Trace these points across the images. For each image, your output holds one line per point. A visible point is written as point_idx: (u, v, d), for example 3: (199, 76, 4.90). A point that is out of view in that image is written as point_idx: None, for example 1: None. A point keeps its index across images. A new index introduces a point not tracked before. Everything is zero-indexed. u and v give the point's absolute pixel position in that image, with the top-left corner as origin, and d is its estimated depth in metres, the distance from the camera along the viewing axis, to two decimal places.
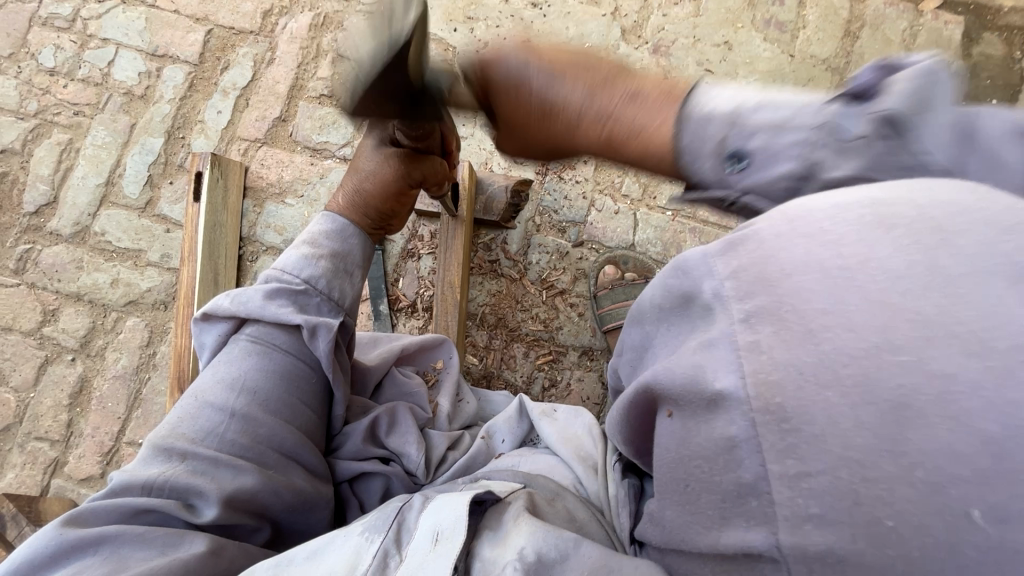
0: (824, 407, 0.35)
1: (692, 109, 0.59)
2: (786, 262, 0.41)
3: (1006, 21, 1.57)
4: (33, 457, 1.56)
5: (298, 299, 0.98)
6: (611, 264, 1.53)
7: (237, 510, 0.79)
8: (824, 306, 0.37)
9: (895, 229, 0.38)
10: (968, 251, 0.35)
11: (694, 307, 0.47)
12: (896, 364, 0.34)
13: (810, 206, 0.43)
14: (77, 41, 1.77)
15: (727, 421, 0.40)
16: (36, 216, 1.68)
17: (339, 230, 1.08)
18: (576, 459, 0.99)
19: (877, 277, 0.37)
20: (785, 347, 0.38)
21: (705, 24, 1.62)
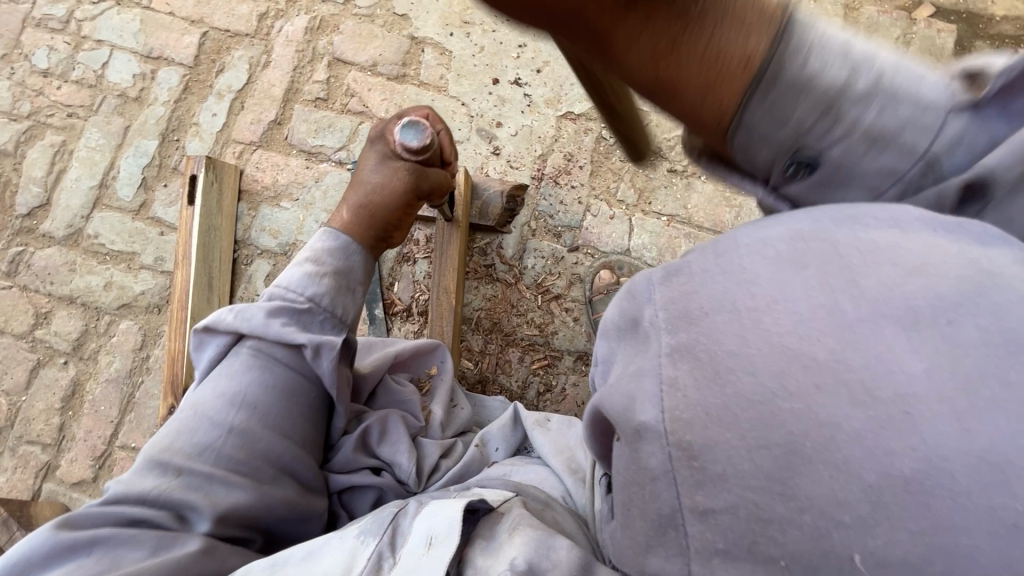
0: (727, 445, 0.39)
1: (792, 67, 0.52)
2: (706, 300, 0.44)
3: (998, 29, 1.58)
4: (24, 461, 1.55)
5: (301, 317, 0.97)
6: (606, 268, 1.53)
7: (230, 525, 0.80)
8: (734, 348, 0.41)
9: (805, 273, 0.43)
10: (869, 304, 0.39)
11: (639, 332, 0.50)
12: (787, 411, 0.38)
13: (734, 242, 0.48)
14: (71, 42, 1.76)
15: (650, 450, 0.43)
16: (29, 218, 1.68)
17: (344, 246, 1.06)
18: (566, 471, 1.01)
19: (783, 323, 0.41)
20: (697, 387, 0.41)
21: None
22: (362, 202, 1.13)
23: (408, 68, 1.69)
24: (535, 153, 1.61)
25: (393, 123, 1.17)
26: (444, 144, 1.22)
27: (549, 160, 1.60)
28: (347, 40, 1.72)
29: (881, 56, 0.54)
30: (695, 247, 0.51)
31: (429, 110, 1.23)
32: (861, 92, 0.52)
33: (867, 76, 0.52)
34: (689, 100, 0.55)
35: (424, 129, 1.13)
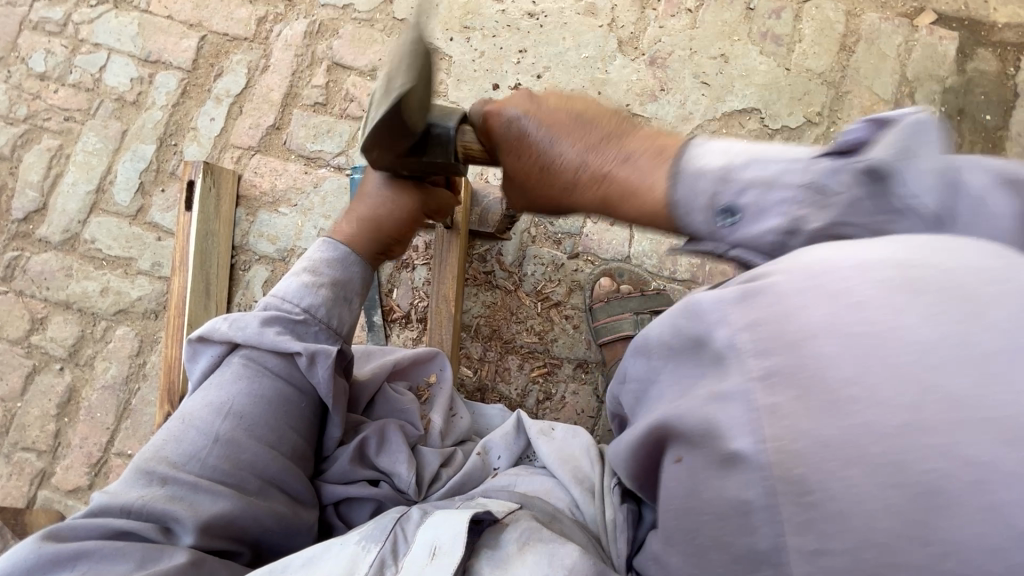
0: (849, 481, 0.38)
1: (682, 164, 0.71)
2: (810, 324, 0.42)
3: (1000, 37, 1.58)
4: (19, 468, 1.54)
5: (296, 327, 0.98)
6: (606, 275, 1.52)
7: (215, 537, 0.79)
8: (852, 376, 0.39)
9: (924, 297, 0.40)
10: (1005, 334, 0.37)
11: (705, 352, 0.49)
12: (928, 446, 0.36)
13: (833, 262, 0.45)
14: (68, 45, 1.75)
15: (745, 483, 0.43)
16: (25, 223, 1.66)
17: (343, 257, 1.06)
18: (573, 480, 0.99)
19: (903, 353, 0.38)
20: (809, 416, 0.40)
21: (702, 37, 1.62)
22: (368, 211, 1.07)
23: None
24: None
25: None
26: None
27: None
28: (346, 44, 1.71)
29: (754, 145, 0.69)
30: (784, 261, 0.48)
31: None
32: (742, 163, 0.66)
33: (741, 157, 0.67)
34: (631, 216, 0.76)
35: None
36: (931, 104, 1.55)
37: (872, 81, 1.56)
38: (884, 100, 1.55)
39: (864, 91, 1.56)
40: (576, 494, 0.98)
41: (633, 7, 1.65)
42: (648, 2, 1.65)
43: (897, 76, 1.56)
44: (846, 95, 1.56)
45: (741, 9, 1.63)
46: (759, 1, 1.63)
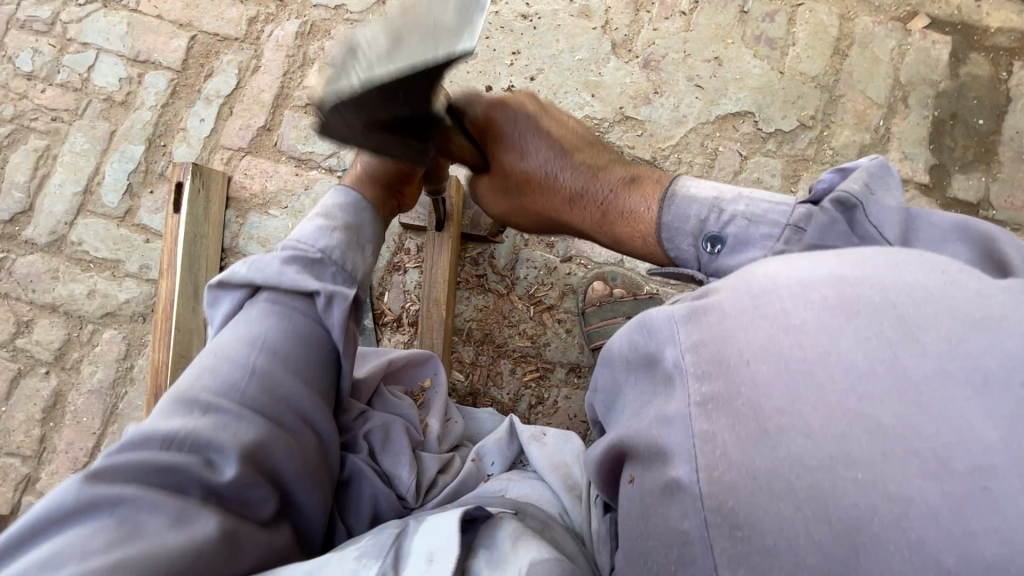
0: (778, 516, 0.42)
1: (678, 193, 0.93)
2: (747, 351, 0.50)
3: (993, 41, 1.58)
4: (3, 473, 1.51)
5: (314, 266, 0.97)
6: (599, 279, 1.51)
7: (257, 471, 0.75)
8: (781, 404, 0.46)
9: (855, 324, 0.48)
10: (929, 360, 0.44)
11: (658, 370, 0.59)
12: (850, 479, 0.40)
13: (774, 284, 0.55)
14: (56, 45, 1.73)
15: (683, 512, 0.47)
16: (11, 224, 1.64)
17: (354, 202, 1.08)
18: (563, 487, 1.00)
19: (837, 379, 0.45)
20: (740, 445, 0.46)
21: (695, 40, 1.61)
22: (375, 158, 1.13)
23: None
24: None
25: None
26: None
27: None
28: (338, 45, 1.69)
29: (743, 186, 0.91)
30: (728, 286, 0.59)
31: None
32: (732, 198, 0.89)
33: (730, 194, 0.89)
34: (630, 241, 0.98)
35: None
36: (924, 108, 1.54)
37: (865, 85, 1.56)
38: (877, 104, 1.55)
39: (858, 95, 1.56)
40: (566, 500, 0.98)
41: (627, 9, 1.65)
42: (641, 5, 1.65)
43: (890, 80, 1.56)
44: (840, 98, 1.56)
45: (735, 12, 1.62)
46: (753, 4, 1.63)
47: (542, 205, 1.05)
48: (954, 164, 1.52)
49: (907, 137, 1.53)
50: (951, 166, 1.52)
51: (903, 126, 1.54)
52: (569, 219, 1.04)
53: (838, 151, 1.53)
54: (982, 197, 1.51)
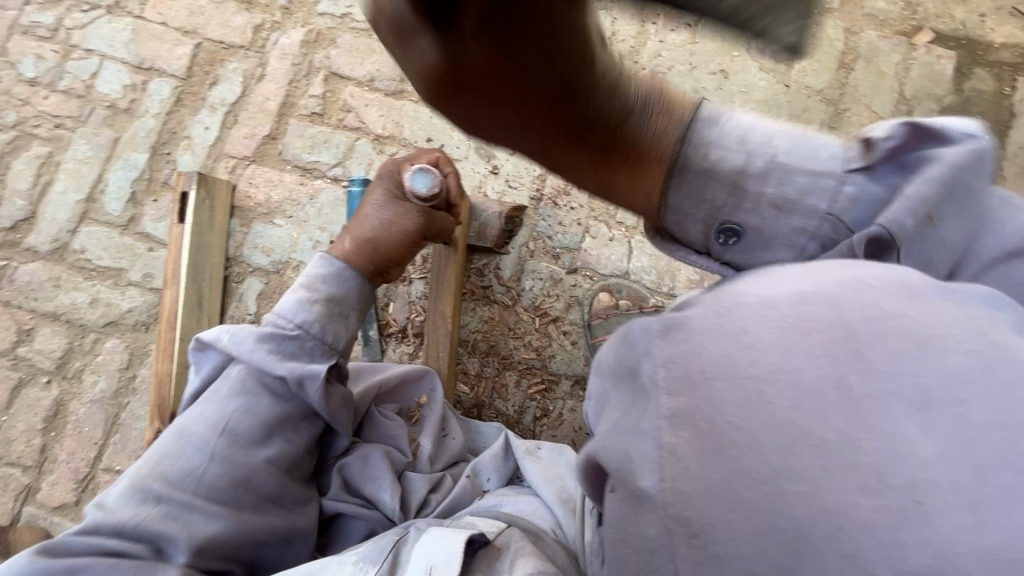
0: (730, 527, 0.39)
1: (698, 152, 0.66)
2: (707, 364, 0.44)
3: (996, 57, 1.58)
4: (4, 483, 1.50)
5: (288, 345, 0.92)
6: (605, 291, 1.51)
7: (209, 559, 0.79)
8: (735, 420, 0.41)
9: (807, 338, 0.42)
10: (876, 378, 0.39)
11: (635, 382, 0.51)
12: (792, 492, 0.38)
13: (737, 302, 0.48)
14: (59, 50, 1.72)
15: (648, 519, 0.44)
16: (13, 231, 1.63)
17: (339, 273, 1.00)
18: (557, 501, 1.00)
19: (785, 396, 0.40)
20: (697, 459, 0.41)
21: (701, 52, 1.62)
22: (365, 236, 1.06)
23: (406, 84, 1.66)
24: (534, 173, 1.59)
25: (406, 161, 1.14)
26: (451, 186, 1.16)
27: (548, 181, 1.58)
28: (343, 54, 1.69)
29: (783, 134, 0.66)
30: (706, 297, 0.52)
31: (440, 152, 1.18)
32: (767, 167, 0.64)
33: (766, 159, 0.65)
34: (623, 196, 0.73)
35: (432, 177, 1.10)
36: None
37: (870, 99, 1.57)
38: (882, 118, 1.56)
39: (863, 109, 1.56)
40: (559, 514, 0.98)
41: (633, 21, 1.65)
42: (648, 16, 1.65)
43: (895, 94, 1.57)
44: (845, 112, 1.56)
45: None
46: None
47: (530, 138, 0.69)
48: None
49: None
50: None
51: None
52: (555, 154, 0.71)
53: None
54: None
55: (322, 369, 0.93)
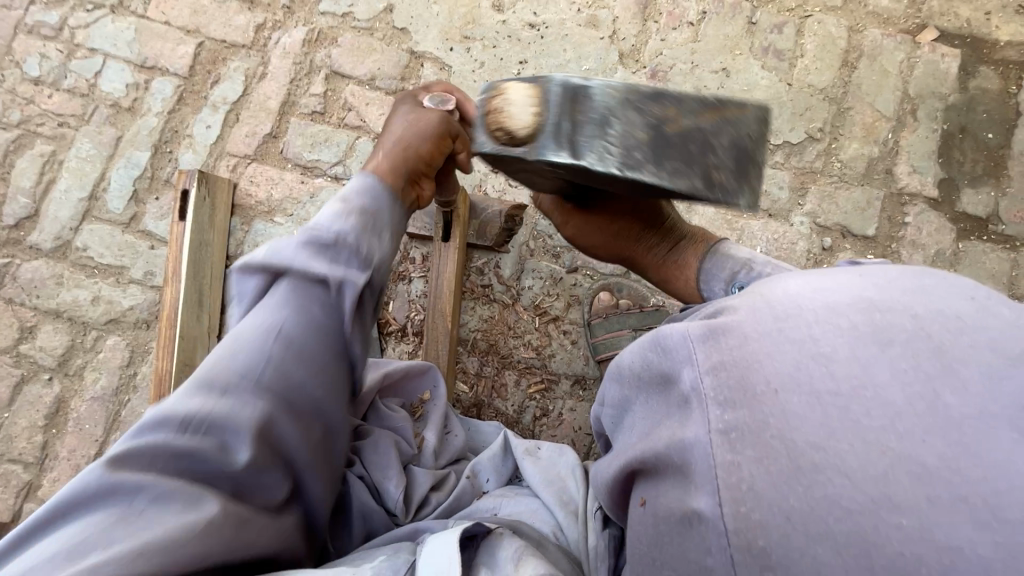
0: (817, 562, 0.42)
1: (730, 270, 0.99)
2: (774, 378, 0.50)
3: (1002, 55, 1.57)
4: (5, 479, 1.51)
5: (328, 249, 0.86)
6: (605, 290, 1.50)
7: (264, 478, 0.72)
8: (817, 443, 0.46)
9: (889, 353, 0.49)
10: (971, 400, 0.45)
11: (674, 390, 0.58)
12: (897, 524, 0.41)
13: (797, 312, 0.56)
14: (63, 50, 1.73)
15: (707, 551, 0.48)
16: (16, 229, 1.64)
17: (374, 184, 0.95)
18: (557, 503, 0.99)
19: (875, 415, 0.45)
20: (774, 484, 0.46)
21: (703, 51, 1.61)
22: (401, 142, 1.01)
23: (407, 83, 1.66)
24: None
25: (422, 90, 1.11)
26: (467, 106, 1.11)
27: None
28: (344, 52, 1.69)
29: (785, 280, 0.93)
30: (749, 305, 0.60)
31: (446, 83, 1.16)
32: None
33: None
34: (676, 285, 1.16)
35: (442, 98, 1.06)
36: (933, 122, 1.54)
37: (874, 98, 1.56)
38: (885, 117, 1.54)
39: (866, 107, 1.55)
40: (560, 515, 0.97)
41: (635, 18, 1.64)
42: (649, 14, 1.64)
43: (899, 93, 1.55)
44: (848, 111, 1.55)
45: (744, 23, 1.62)
46: (761, 15, 1.62)
47: (620, 249, 1.21)
48: (963, 178, 1.52)
49: (916, 151, 1.53)
50: (961, 180, 1.52)
51: (912, 139, 1.53)
52: (638, 260, 1.20)
53: (845, 164, 1.53)
54: (991, 212, 1.50)
55: (360, 279, 0.87)
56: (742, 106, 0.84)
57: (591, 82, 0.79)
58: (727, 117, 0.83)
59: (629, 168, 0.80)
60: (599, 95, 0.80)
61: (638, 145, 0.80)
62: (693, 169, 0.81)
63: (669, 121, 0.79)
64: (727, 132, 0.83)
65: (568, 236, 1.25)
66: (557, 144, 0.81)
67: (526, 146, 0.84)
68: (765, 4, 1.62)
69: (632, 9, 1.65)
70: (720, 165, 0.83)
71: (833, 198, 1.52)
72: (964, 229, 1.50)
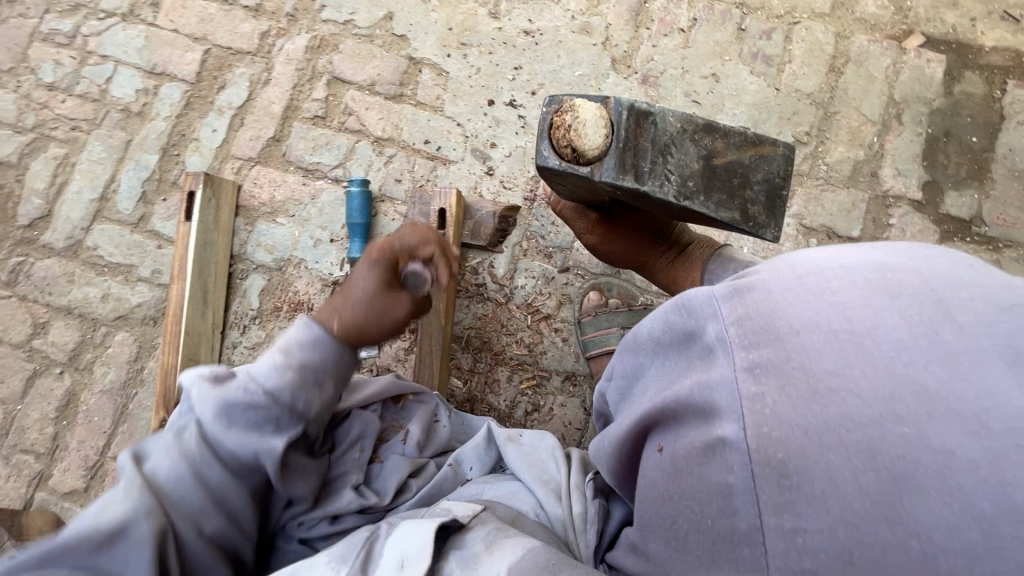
0: (829, 467, 0.47)
1: None
2: (795, 321, 0.56)
3: (987, 60, 1.60)
4: (18, 469, 1.58)
5: (253, 413, 0.87)
6: (595, 290, 1.55)
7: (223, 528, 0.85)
8: (831, 370, 0.51)
9: (898, 302, 0.54)
10: (968, 336, 0.49)
11: (697, 344, 0.63)
12: (899, 433, 0.46)
13: (816, 270, 0.60)
14: (76, 57, 1.79)
15: (728, 469, 0.53)
16: (30, 229, 1.71)
17: (320, 341, 0.94)
18: (537, 482, 1.04)
19: (884, 348, 0.50)
20: (791, 404, 0.51)
21: (693, 56, 1.65)
22: (355, 318, 0.96)
23: (406, 88, 1.71)
24: (528, 174, 1.63)
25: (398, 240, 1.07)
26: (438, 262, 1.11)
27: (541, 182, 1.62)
28: (346, 59, 1.74)
29: None
30: (771, 268, 0.65)
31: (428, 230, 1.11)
32: None
33: None
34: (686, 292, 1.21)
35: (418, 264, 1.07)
36: (918, 125, 1.57)
37: (860, 102, 1.59)
38: (871, 121, 1.58)
39: (852, 111, 1.59)
40: (540, 494, 1.02)
41: (627, 26, 1.69)
42: (641, 21, 1.69)
43: (885, 98, 1.59)
44: (834, 115, 1.59)
45: (733, 29, 1.66)
46: (750, 22, 1.66)
47: (635, 254, 1.24)
48: (947, 180, 1.55)
49: (901, 154, 1.56)
50: (945, 183, 1.55)
51: (897, 142, 1.57)
52: (649, 262, 1.24)
53: (832, 167, 1.57)
54: (975, 214, 1.53)
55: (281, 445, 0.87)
56: (775, 145, 0.92)
57: (655, 109, 0.87)
58: (763, 154, 0.91)
59: (683, 196, 0.88)
60: (663, 123, 0.87)
61: (691, 176, 0.88)
62: (734, 201, 0.90)
63: (716, 155, 0.89)
64: (762, 168, 0.91)
65: (589, 244, 1.28)
66: (621, 168, 0.86)
67: (592, 165, 0.87)
68: (754, 12, 1.66)
69: (624, 16, 1.69)
70: (754, 199, 0.91)
71: (819, 200, 1.55)
72: (948, 230, 1.53)
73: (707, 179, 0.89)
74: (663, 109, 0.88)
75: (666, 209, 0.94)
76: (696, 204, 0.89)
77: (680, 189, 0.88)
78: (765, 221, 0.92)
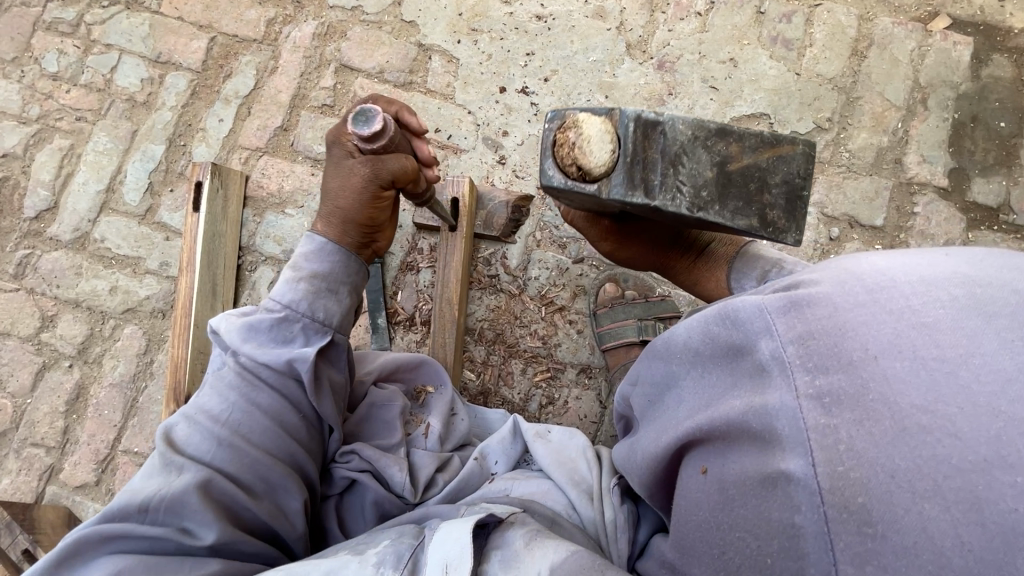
0: (923, 516, 0.44)
1: None
2: (872, 345, 0.52)
3: (1016, 42, 1.54)
4: (29, 463, 1.57)
5: (281, 326, 0.94)
6: (611, 281, 1.52)
7: (234, 508, 0.81)
8: (920, 406, 0.47)
9: (995, 325, 0.49)
10: None
11: (746, 359, 0.60)
12: (1009, 483, 0.42)
13: (892, 286, 0.56)
14: (80, 46, 1.76)
15: (797, 510, 0.49)
16: (37, 221, 1.69)
17: (322, 248, 0.99)
18: (568, 483, 1.00)
19: (985, 379, 0.46)
20: (877, 445, 0.47)
21: (710, 41, 1.60)
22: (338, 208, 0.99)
23: (415, 75, 1.68)
24: None
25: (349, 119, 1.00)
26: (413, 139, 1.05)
27: None
28: (354, 46, 1.71)
29: None
30: (831, 280, 0.61)
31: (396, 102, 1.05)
32: None
33: None
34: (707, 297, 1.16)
35: (373, 116, 0.92)
36: (944, 110, 1.52)
37: (883, 87, 1.54)
38: (895, 106, 1.53)
39: (875, 96, 1.54)
40: (571, 495, 0.98)
41: (642, 10, 1.64)
42: (657, 5, 1.64)
43: (909, 82, 1.54)
44: (857, 101, 1.54)
45: (752, 12, 1.61)
46: (770, 5, 1.61)
47: (653, 256, 1.19)
48: (974, 167, 1.51)
49: (926, 140, 1.52)
50: (971, 170, 1.51)
51: (922, 128, 1.52)
52: (669, 263, 1.19)
53: (854, 153, 1.52)
54: (1002, 202, 1.49)
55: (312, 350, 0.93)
56: (793, 143, 0.85)
57: (663, 117, 0.79)
58: (782, 155, 0.84)
59: (697, 208, 0.80)
60: (671, 132, 0.79)
61: (705, 185, 0.81)
62: (751, 206, 0.83)
63: (732, 159, 0.82)
64: (782, 169, 0.85)
65: (605, 250, 1.23)
66: (629, 183, 0.78)
67: (599, 183, 0.79)
68: None
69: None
70: (773, 203, 0.84)
71: (841, 188, 1.51)
72: (975, 219, 1.49)
73: (724, 183, 0.82)
74: (671, 116, 0.80)
75: (678, 220, 0.88)
76: (712, 215, 0.81)
77: (693, 201, 0.80)
78: (788, 225, 0.85)
